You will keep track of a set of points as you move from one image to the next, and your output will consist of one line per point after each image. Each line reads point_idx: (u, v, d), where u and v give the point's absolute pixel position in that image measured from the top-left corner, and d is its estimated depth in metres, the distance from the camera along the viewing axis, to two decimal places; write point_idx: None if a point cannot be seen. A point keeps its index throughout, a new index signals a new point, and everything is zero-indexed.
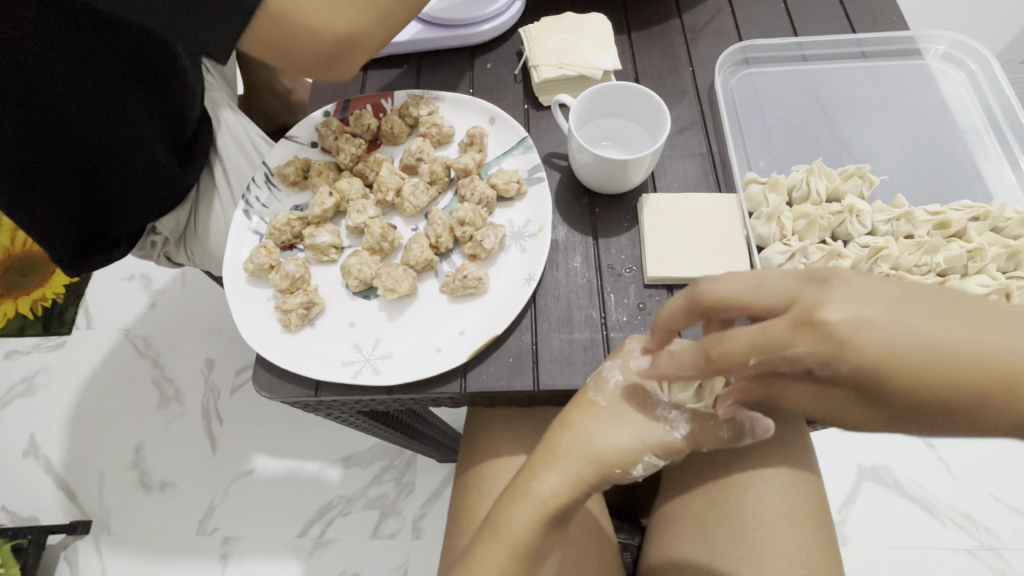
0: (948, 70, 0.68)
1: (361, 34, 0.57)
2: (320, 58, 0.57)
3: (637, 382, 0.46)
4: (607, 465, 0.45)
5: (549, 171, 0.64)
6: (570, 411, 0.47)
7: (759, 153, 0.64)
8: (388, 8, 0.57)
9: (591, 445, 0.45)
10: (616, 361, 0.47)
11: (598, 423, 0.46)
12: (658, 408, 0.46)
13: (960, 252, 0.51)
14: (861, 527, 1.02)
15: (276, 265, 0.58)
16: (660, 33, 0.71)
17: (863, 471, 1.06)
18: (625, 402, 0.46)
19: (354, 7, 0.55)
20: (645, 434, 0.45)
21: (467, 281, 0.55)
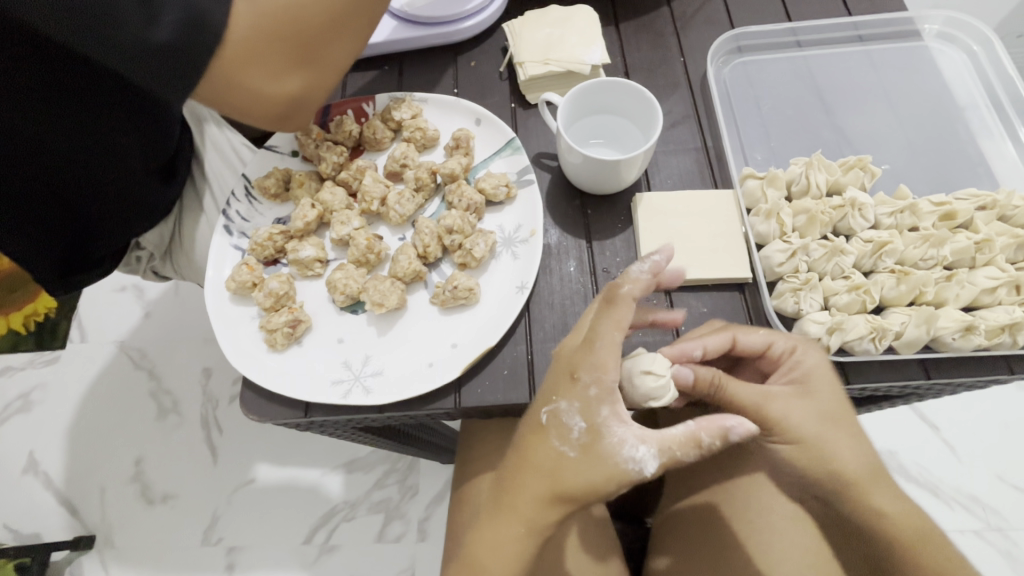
0: (947, 50, 0.65)
1: (311, 93, 0.56)
2: (272, 117, 0.56)
3: (599, 426, 0.41)
4: (568, 503, 0.42)
5: (539, 172, 0.62)
6: (526, 447, 0.43)
7: (756, 145, 0.62)
8: (335, 63, 0.56)
9: (549, 484, 0.41)
10: (574, 404, 0.42)
11: (555, 464, 0.41)
12: (623, 445, 0.41)
13: (967, 245, 0.49)
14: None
15: (260, 282, 0.55)
16: (649, 23, 0.70)
17: None
18: (594, 449, 0.41)
19: (305, 76, 0.54)
20: (608, 479, 0.41)
21: (458, 293, 0.53)
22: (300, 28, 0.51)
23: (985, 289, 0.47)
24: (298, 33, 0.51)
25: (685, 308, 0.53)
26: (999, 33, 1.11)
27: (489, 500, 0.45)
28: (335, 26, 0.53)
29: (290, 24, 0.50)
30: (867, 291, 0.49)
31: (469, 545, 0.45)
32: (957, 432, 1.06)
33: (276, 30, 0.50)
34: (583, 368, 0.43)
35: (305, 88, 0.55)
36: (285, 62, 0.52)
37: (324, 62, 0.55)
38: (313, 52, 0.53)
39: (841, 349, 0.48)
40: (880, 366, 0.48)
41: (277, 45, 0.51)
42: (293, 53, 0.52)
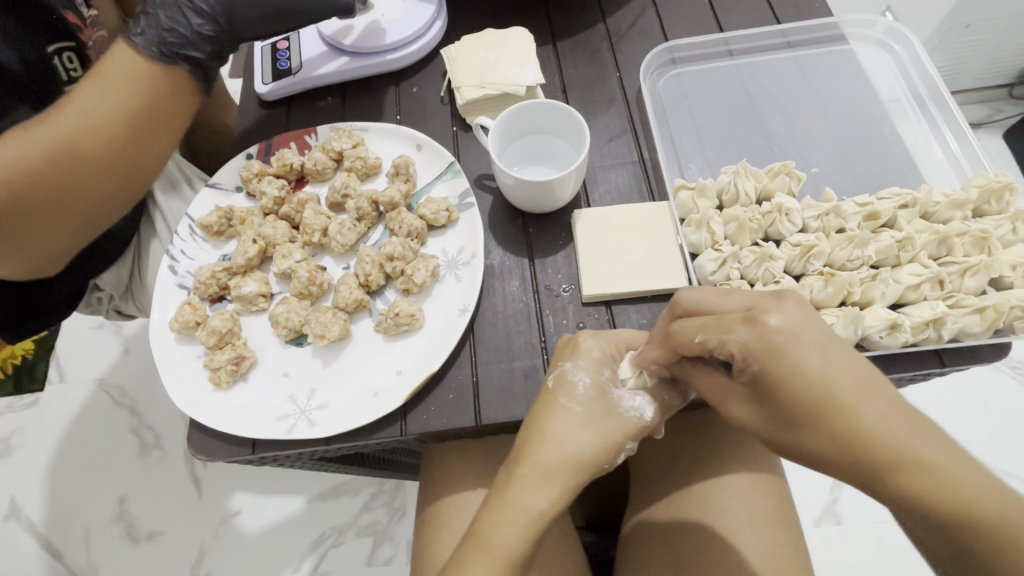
0: (873, 52, 0.67)
1: (64, 247, 0.54)
2: (23, 270, 0.54)
3: (604, 382, 0.46)
4: (579, 461, 0.44)
5: (481, 195, 0.63)
6: (542, 413, 0.46)
7: (691, 155, 0.63)
8: (89, 217, 0.53)
9: (564, 439, 0.44)
10: (579, 364, 0.47)
11: (569, 420, 0.45)
12: (623, 399, 0.46)
13: (890, 244, 0.50)
14: (854, 504, 1.02)
15: (203, 320, 0.56)
16: (585, 40, 0.72)
17: None
18: (598, 403, 0.46)
19: (52, 237, 0.52)
20: (620, 428, 0.45)
21: (400, 319, 0.54)
22: (28, 219, 0.49)
23: (909, 286, 0.49)
24: (27, 225, 0.49)
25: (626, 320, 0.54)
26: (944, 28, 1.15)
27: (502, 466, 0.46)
28: (77, 190, 0.50)
29: (15, 221, 0.48)
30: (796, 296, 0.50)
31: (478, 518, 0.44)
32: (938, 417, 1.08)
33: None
34: (586, 339, 0.48)
35: (41, 260, 0.53)
36: (16, 248, 0.50)
37: (75, 223, 0.52)
38: (54, 220, 0.51)
39: None
40: None
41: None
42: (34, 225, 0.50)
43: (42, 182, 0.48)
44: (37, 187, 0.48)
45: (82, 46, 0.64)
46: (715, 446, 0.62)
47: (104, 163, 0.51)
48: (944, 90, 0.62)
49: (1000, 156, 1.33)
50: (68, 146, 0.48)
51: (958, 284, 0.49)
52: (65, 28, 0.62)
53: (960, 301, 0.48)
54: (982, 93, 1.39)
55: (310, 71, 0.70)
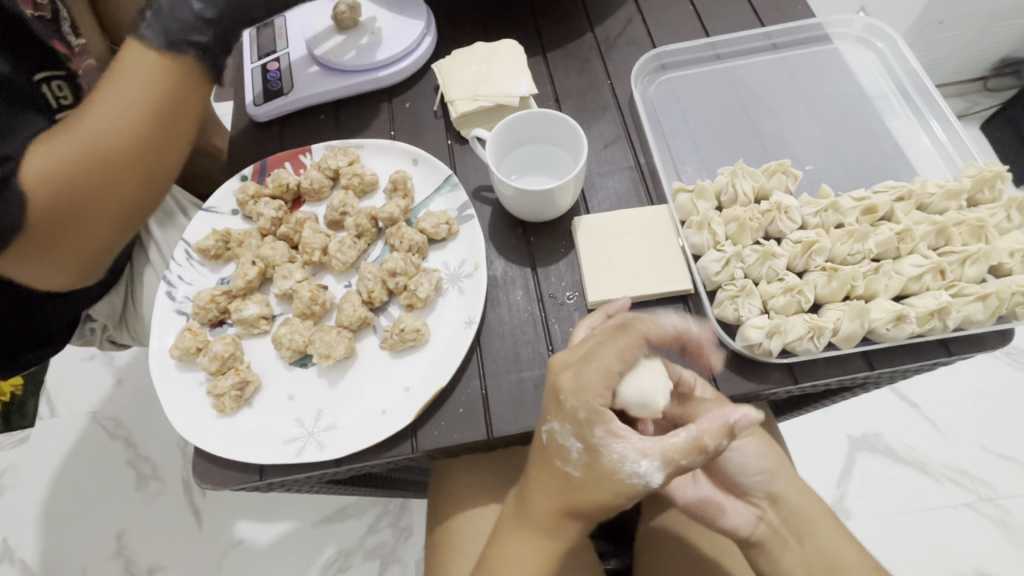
0: (857, 50, 0.68)
1: (115, 245, 0.56)
2: (76, 275, 0.56)
3: (596, 446, 0.40)
4: (583, 514, 0.43)
5: (479, 206, 0.63)
6: (537, 474, 0.43)
7: (686, 158, 0.63)
8: (135, 216, 0.55)
9: (560, 501, 0.42)
10: (567, 427, 0.40)
11: (563, 488, 0.42)
12: (626, 462, 0.39)
13: (889, 236, 0.51)
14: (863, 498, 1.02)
15: (205, 346, 0.55)
16: (574, 50, 0.73)
17: (856, 441, 1.08)
18: (597, 469, 0.40)
19: (102, 240, 0.54)
20: (623, 491, 0.40)
21: (405, 335, 0.53)
22: (64, 224, 0.50)
23: (911, 278, 0.49)
24: (66, 231, 0.50)
25: None
26: None
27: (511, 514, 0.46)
28: (116, 194, 0.52)
29: (54, 226, 0.49)
30: (801, 292, 0.50)
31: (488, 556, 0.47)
32: (937, 407, 1.10)
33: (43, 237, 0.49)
34: (567, 397, 0.40)
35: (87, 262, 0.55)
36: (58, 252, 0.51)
37: (121, 222, 0.54)
38: (103, 225, 0.52)
39: (785, 350, 0.49)
40: (823, 363, 0.49)
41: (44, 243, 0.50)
42: (83, 232, 0.51)
43: (80, 193, 0.49)
44: (69, 192, 0.48)
45: (74, 76, 0.63)
46: None
47: (129, 163, 0.51)
48: (929, 84, 0.63)
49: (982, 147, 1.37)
50: (98, 153, 0.49)
51: (958, 274, 0.50)
52: (58, 59, 0.61)
53: (962, 289, 0.48)
54: (959, 87, 1.42)
55: (301, 91, 0.70)
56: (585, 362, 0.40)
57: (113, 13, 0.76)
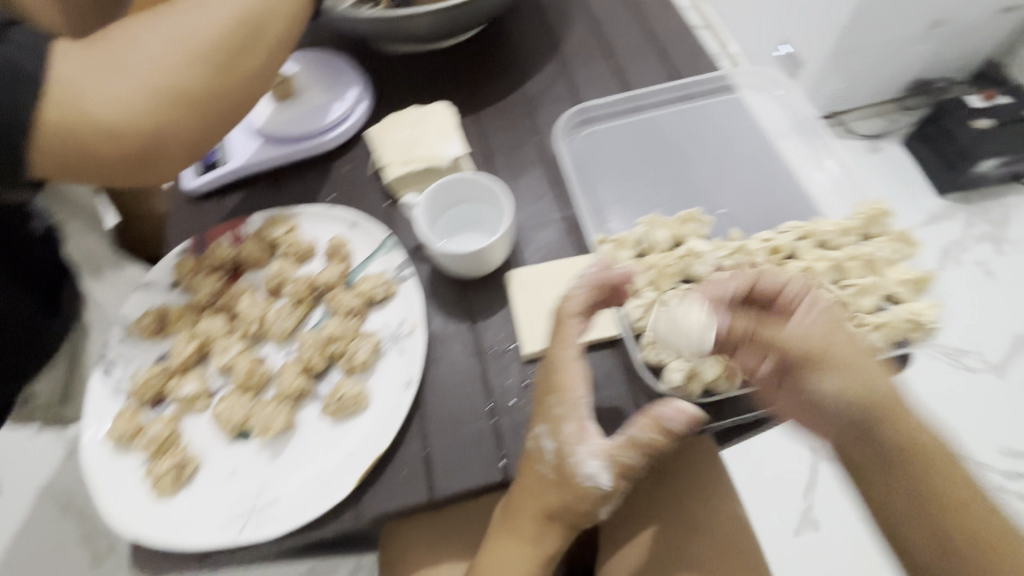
0: (761, 96, 0.74)
1: (170, 140, 0.53)
2: (130, 159, 0.52)
3: (564, 448, 0.47)
4: (560, 514, 0.48)
5: (417, 265, 0.65)
6: (521, 481, 0.49)
7: (611, 208, 0.67)
8: (208, 113, 0.55)
9: (541, 502, 0.48)
10: (546, 428, 0.48)
11: (543, 489, 0.48)
12: (583, 465, 0.46)
13: (795, 275, 0.54)
14: (827, 510, 1.08)
15: (142, 428, 0.54)
16: (503, 109, 0.76)
17: (818, 452, 1.13)
18: (564, 471, 0.47)
19: (154, 107, 0.51)
20: (580, 490, 0.47)
21: (344, 401, 0.54)
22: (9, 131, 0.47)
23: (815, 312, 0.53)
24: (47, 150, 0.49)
25: None
26: None
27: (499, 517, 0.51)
28: (233, 57, 0.55)
29: (74, 124, 0.48)
30: (716, 333, 0.53)
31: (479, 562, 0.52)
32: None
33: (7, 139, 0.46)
34: (546, 404, 0.49)
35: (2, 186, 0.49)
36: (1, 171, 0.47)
37: (201, 116, 0.54)
38: (172, 85, 0.52)
39: (710, 391, 0.54)
40: None
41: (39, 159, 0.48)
42: (136, 70, 0.50)
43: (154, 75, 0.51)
44: (162, 83, 0.51)
45: None
46: (670, 481, 0.67)
47: (186, 57, 0.52)
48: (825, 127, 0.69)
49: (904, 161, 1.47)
50: (189, 40, 0.53)
51: (859, 305, 0.53)
52: None
53: (861, 319, 0.52)
54: (880, 107, 1.53)
55: (239, 163, 0.72)
56: (550, 379, 0.50)
57: None
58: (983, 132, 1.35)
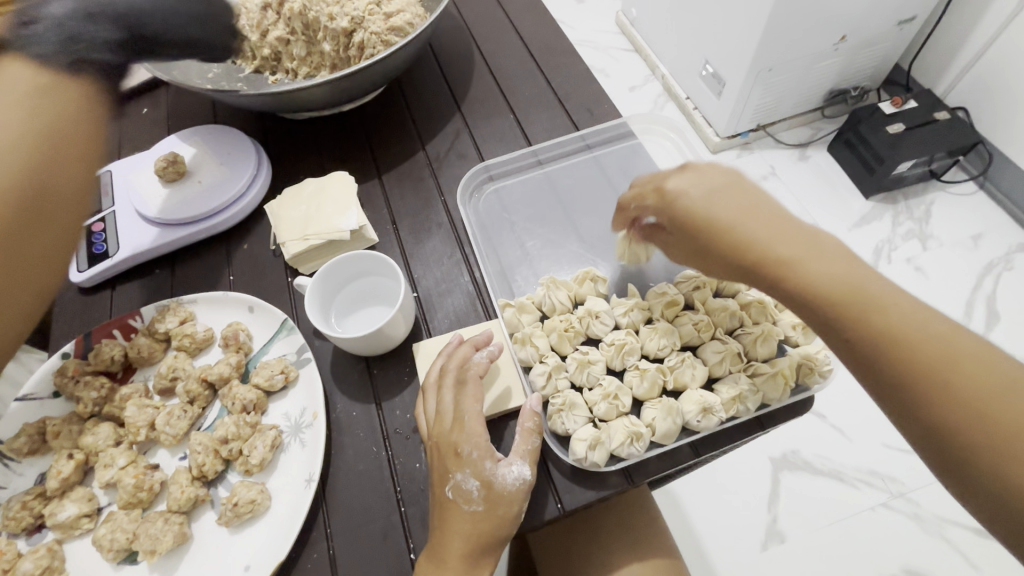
0: (659, 140, 0.76)
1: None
2: None
3: (491, 477, 0.46)
4: (493, 546, 0.46)
5: (320, 346, 0.62)
6: (446, 524, 0.46)
7: (517, 267, 0.67)
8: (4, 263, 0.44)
9: (472, 540, 0.45)
10: (466, 471, 0.46)
11: (474, 527, 0.45)
12: (509, 473, 0.47)
13: (690, 328, 0.55)
14: (790, 520, 1.07)
15: (15, 563, 0.50)
16: (408, 170, 0.76)
17: (777, 462, 1.12)
18: (495, 495, 0.46)
19: None
20: (513, 499, 0.47)
21: (239, 509, 0.51)
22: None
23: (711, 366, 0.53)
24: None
25: None
26: (753, 72, 1.26)
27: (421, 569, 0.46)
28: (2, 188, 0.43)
29: None
30: (617, 397, 0.53)
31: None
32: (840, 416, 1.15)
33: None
34: (463, 445, 0.47)
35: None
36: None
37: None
38: None
39: (615, 456, 0.51)
40: (653, 461, 0.51)
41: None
42: None
43: None
44: None
45: None
46: (603, 535, 0.65)
47: None
48: None
49: (830, 168, 1.44)
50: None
51: (754, 352, 0.54)
52: None
53: (757, 368, 0.52)
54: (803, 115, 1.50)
55: (127, 252, 0.68)
56: (461, 418, 0.48)
57: None
58: (900, 136, 1.29)
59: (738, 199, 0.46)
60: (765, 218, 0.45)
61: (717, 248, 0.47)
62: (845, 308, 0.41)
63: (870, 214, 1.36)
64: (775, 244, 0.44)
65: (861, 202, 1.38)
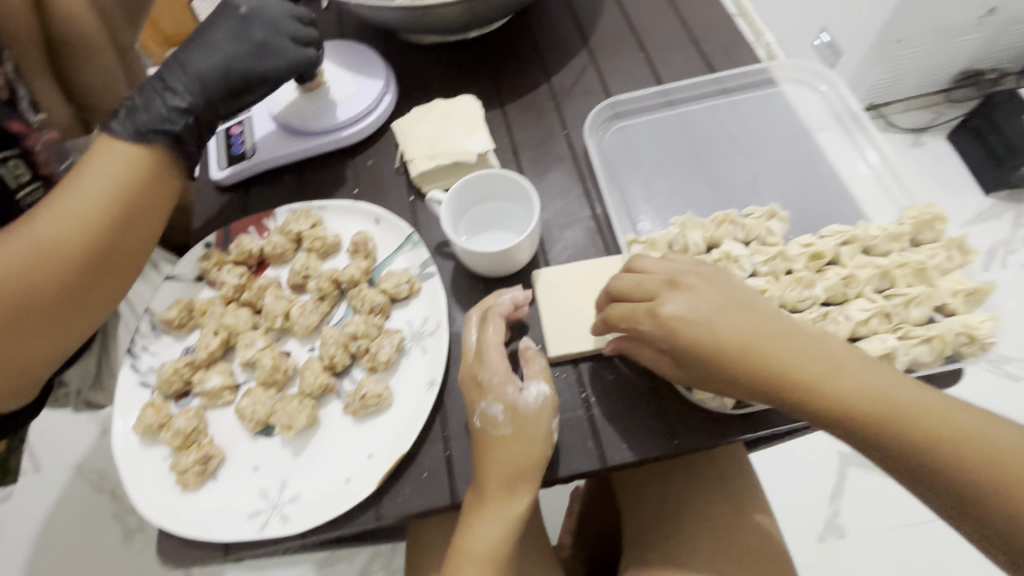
0: (805, 91, 0.70)
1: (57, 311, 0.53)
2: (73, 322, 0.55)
3: (513, 399, 0.50)
4: (528, 477, 0.49)
5: (441, 262, 0.64)
6: (490, 447, 0.49)
7: (642, 206, 0.65)
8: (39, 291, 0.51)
9: (509, 464, 0.48)
10: (488, 396, 0.50)
11: (510, 449, 0.48)
12: (530, 395, 0.50)
13: (837, 282, 0.52)
14: (856, 518, 1.01)
15: (168, 421, 0.55)
16: (532, 101, 0.74)
17: (845, 457, 1.07)
18: (520, 416, 0.49)
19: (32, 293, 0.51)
20: (540, 415, 0.50)
21: (367, 401, 0.53)
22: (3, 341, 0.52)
23: (859, 322, 0.50)
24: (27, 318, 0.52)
25: (595, 380, 0.55)
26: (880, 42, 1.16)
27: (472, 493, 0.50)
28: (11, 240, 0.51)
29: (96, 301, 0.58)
30: None
31: (459, 538, 0.49)
32: None
33: (34, 256, 0.51)
34: (487, 372, 0.51)
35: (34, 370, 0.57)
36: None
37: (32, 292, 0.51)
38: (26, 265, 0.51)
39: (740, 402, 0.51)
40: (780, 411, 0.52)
41: (94, 252, 0.54)
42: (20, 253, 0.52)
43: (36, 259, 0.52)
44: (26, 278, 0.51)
45: (30, 153, 0.67)
46: (694, 482, 0.66)
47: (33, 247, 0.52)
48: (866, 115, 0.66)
49: (948, 158, 1.31)
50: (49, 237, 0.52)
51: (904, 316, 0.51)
52: (10, 138, 0.64)
53: (909, 331, 0.49)
54: (924, 98, 1.37)
55: (263, 155, 0.71)
56: (480, 352, 0.52)
57: None
58: None
59: (740, 317, 0.46)
60: (774, 332, 0.45)
61: (709, 349, 0.45)
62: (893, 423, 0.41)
63: (989, 211, 1.24)
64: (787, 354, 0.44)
65: (979, 197, 1.27)
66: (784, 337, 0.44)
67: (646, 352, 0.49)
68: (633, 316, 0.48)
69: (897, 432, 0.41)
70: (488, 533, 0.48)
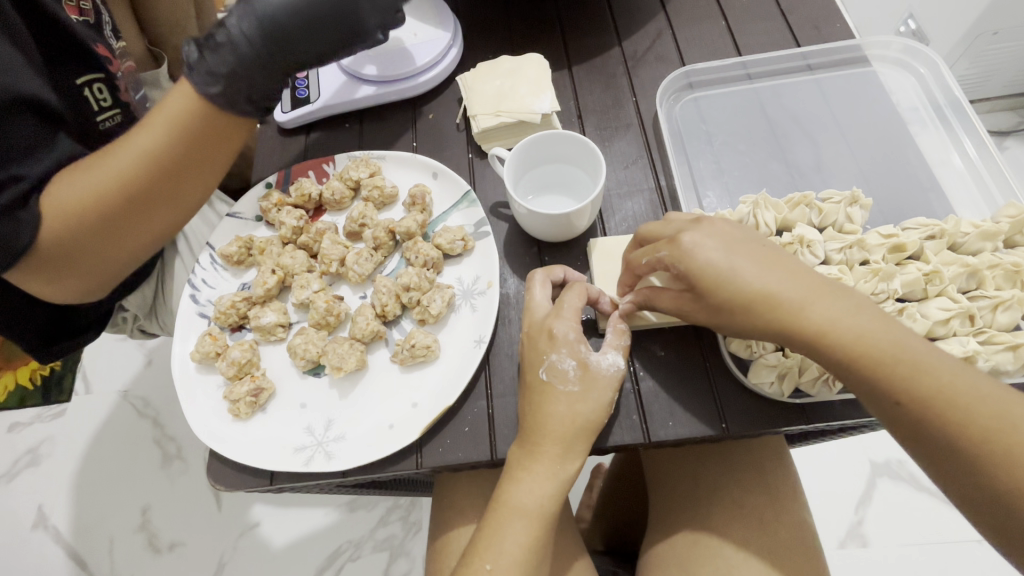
0: (899, 74, 0.66)
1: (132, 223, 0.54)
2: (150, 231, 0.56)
3: (588, 360, 0.49)
4: (574, 443, 0.48)
5: (496, 222, 0.63)
6: (537, 405, 0.48)
7: (709, 182, 0.62)
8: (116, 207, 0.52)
9: (556, 428, 0.48)
10: (563, 352, 0.49)
11: (558, 413, 0.48)
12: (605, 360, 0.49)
13: (918, 277, 0.49)
14: (878, 528, 0.98)
15: (223, 351, 0.57)
16: (601, 64, 0.71)
17: (877, 467, 1.03)
18: (588, 377, 0.49)
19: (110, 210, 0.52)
20: (601, 380, 0.49)
21: (415, 351, 0.54)
22: (88, 252, 0.54)
23: (938, 321, 0.47)
24: (103, 235, 0.53)
25: (645, 353, 0.54)
26: (973, 33, 1.07)
27: (513, 450, 0.49)
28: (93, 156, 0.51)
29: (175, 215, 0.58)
30: None
31: (501, 490, 0.49)
32: None
33: (113, 178, 0.51)
34: (557, 326, 0.49)
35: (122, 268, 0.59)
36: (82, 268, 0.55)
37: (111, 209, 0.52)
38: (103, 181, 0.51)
39: (797, 391, 0.50)
40: (837, 405, 0.50)
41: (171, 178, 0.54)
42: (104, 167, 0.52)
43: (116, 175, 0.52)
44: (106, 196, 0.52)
45: (113, 77, 0.67)
46: (731, 468, 0.64)
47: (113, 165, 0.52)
48: (965, 103, 0.61)
49: None
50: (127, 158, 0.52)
51: (985, 320, 0.48)
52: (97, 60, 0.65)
53: (992, 336, 0.46)
54: (1011, 100, 1.26)
55: (326, 100, 0.71)
56: (560, 307, 0.51)
57: (150, 15, 0.80)
58: None
59: (757, 249, 0.45)
60: (775, 259, 0.45)
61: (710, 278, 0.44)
62: (870, 351, 0.41)
63: None
64: (777, 282, 0.43)
65: None
66: (780, 269, 0.44)
67: (666, 295, 0.48)
68: (654, 249, 0.47)
69: (882, 368, 0.41)
70: (528, 495, 0.48)
